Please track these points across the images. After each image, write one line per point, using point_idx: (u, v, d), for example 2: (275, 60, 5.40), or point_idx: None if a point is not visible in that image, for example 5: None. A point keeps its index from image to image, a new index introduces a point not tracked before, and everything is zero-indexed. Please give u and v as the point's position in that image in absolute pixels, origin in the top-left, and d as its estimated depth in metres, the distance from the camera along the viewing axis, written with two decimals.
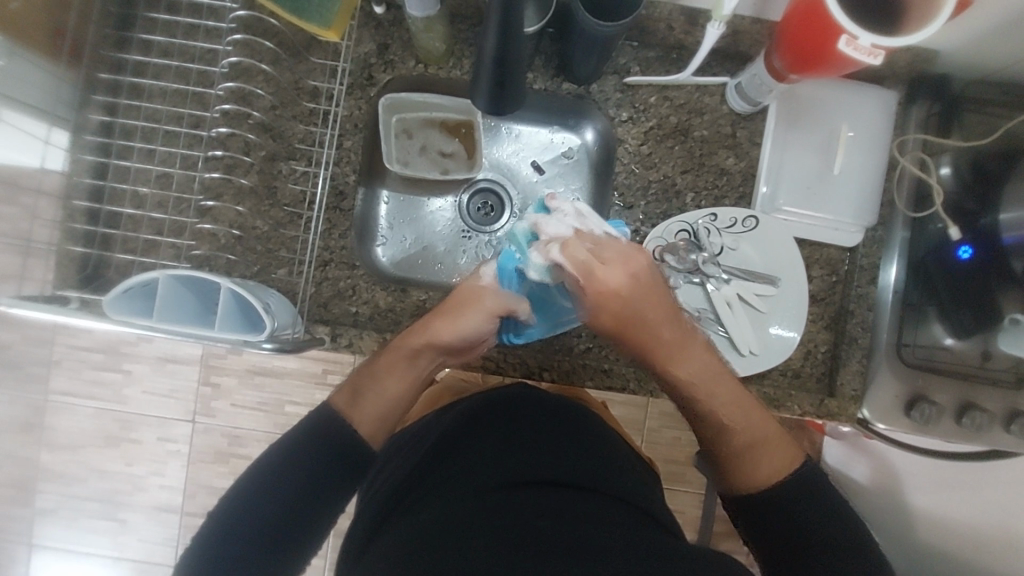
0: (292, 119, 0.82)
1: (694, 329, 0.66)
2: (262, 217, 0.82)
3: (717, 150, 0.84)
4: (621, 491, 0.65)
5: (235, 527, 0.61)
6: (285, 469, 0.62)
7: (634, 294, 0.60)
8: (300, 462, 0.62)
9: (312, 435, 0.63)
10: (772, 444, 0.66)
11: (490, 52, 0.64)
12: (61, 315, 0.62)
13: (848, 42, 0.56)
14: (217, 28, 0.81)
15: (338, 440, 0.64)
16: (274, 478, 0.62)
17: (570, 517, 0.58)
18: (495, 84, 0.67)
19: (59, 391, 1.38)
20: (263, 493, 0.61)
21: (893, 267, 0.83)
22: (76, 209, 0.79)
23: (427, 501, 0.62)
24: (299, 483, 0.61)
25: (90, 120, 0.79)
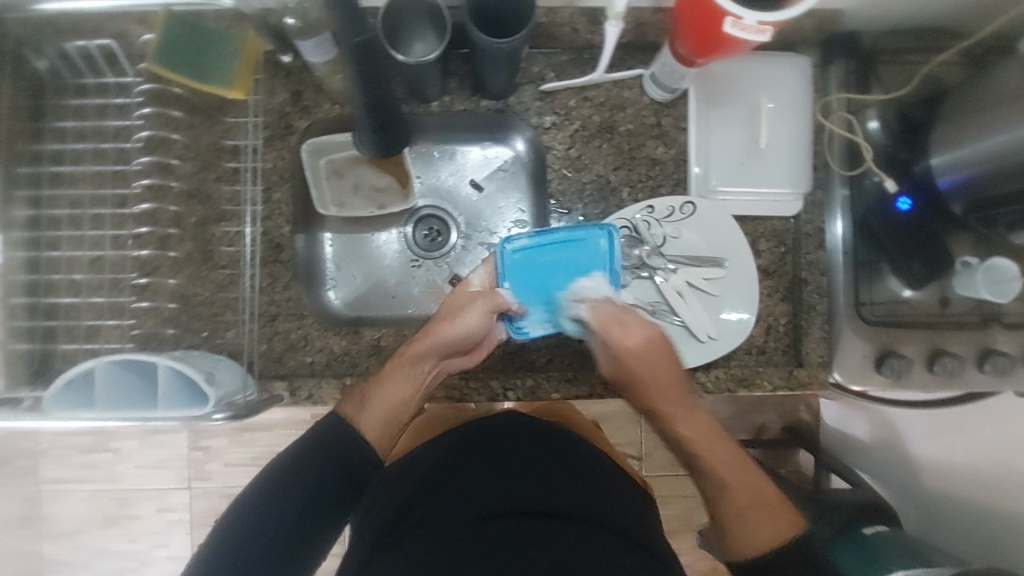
0: (217, 180, 0.82)
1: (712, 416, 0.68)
2: (201, 282, 0.82)
3: (645, 141, 0.84)
4: (614, 520, 0.62)
5: (236, 531, 0.60)
6: (299, 478, 0.61)
7: (642, 356, 0.66)
8: (311, 472, 0.62)
9: (327, 451, 0.63)
10: (774, 508, 0.64)
11: (365, 98, 0.64)
12: (2, 418, 0.61)
13: (733, 23, 0.56)
14: (127, 103, 0.81)
15: (347, 447, 0.64)
16: (280, 488, 0.61)
17: (548, 552, 0.56)
18: (377, 128, 0.69)
19: (51, 478, 1.36)
20: (271, 501, 0.61)
21: (838, 223, 0.83)
22: (15, 305, 0.78)
23: (423, 528, 0.60)
24: (304, 494, 0.61)
25: (15, 216, 0.78)
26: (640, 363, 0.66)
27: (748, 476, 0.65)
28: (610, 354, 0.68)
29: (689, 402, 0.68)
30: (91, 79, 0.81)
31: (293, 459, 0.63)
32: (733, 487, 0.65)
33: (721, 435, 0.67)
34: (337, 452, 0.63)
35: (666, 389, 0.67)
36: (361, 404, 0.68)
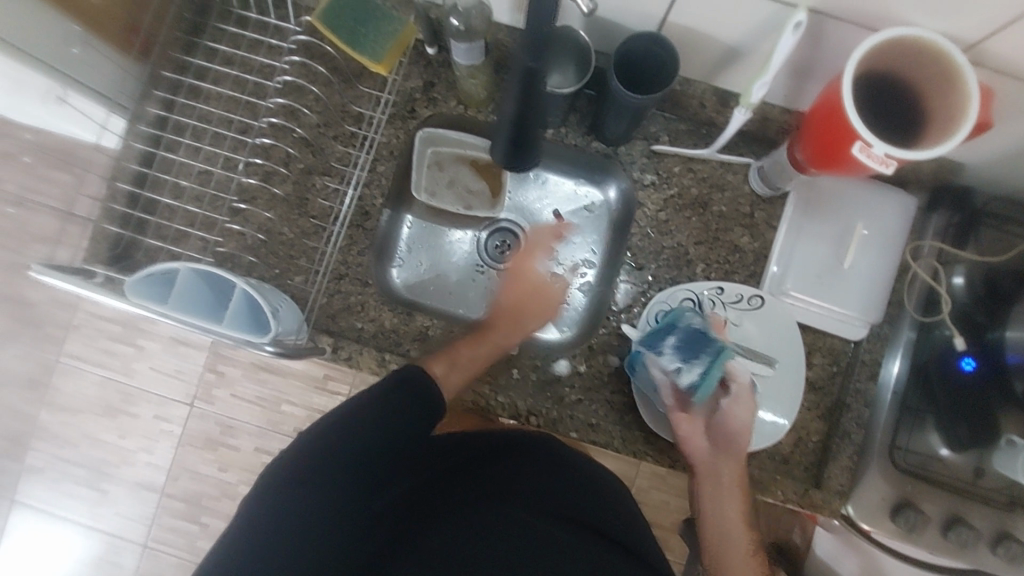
0: (334, 138, 0.87)
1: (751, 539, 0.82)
2: (289, 224, 0.86)
3: (733, 227, 0.86)
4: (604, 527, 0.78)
5: (293, 485, 0.63)
6: (348, 436, 0.67)
7: (711, 461, 0.79)
8: (362, 436, 0.67)
9: (376, 418, 0.67)
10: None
11: (512, 114, 0.69)
12: (88, 290, 0.67)
13: (862, 148, 0.57)
14: (279, 45, 0.86)
15: (370, 425, 0.67)
16: (334, 445, 0.66)
17: (577, 558, 0.72)
18: (513, 144, 0.75)
19: (70, 353, 1.42)
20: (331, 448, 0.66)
21: (896, 363, 0.83)
22: (119, 191, 0.83)
23: (445, 522, 0.71)
24: (357, 446, 0.67)
25: (147, 112, 0.84)
26: (722, 462, 0.79)
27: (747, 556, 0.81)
28: (726, 441, 0.79)
29: (731, 492, 0.79)
30: (254, 15, 0.86)
31: (350, 411, 0.68)
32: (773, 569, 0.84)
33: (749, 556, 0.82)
34: (383, 412, 0.68)
35: (725, 480, 0.79)
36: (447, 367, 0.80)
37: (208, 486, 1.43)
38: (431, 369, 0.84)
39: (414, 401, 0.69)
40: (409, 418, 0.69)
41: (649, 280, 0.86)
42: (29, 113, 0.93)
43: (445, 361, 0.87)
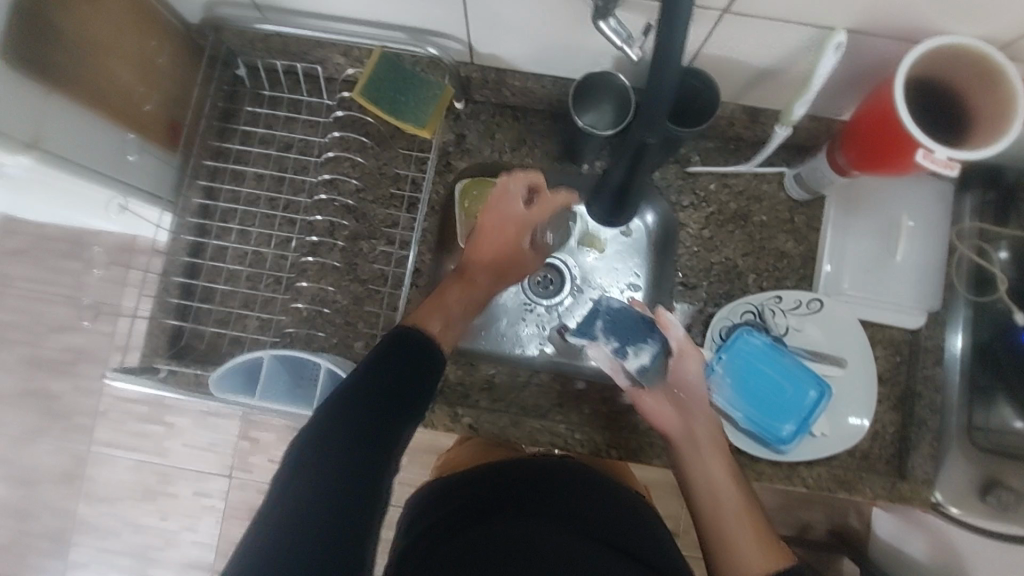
0: (376, 202, 0.88)
1: (718, 508, 0.64)
2: (343, 291, 0.86)
3: (777, 234, 0.88)
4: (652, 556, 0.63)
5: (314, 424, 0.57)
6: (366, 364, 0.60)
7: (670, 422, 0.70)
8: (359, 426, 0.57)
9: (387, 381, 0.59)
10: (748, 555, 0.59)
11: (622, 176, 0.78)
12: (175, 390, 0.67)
13: (924, 155, 0.59)
14: (313, 120, 0.89)
15: (378, 405, 0.58)
16: (324, 438, 0.56)
17: None
18: (614, 200, 0.84)
19: (103, 441, 1.40)
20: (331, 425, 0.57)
21: (959, 334, 0.85)
22: (172, 284, 0.84)
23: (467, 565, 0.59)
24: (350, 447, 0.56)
25: (191, 202, 0.85)
26: (695, 413, 0.71)
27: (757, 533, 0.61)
28: (678, 398, 0.72)
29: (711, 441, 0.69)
30: (286, 95, 0.89)
31: (350, 380, 0.59)
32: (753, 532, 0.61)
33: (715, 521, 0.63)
34: (376, 401, 0.58)
35: (702, 444, 0.68)
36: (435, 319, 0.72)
37: None
38: (505, 417, 0.83)
39: (429, 354, 0.63)
40: (405, 416, 0.60)
41: (704, 298, 0.87)
42: (63, 220, 0.94)
43: (515, 406, 0.87)
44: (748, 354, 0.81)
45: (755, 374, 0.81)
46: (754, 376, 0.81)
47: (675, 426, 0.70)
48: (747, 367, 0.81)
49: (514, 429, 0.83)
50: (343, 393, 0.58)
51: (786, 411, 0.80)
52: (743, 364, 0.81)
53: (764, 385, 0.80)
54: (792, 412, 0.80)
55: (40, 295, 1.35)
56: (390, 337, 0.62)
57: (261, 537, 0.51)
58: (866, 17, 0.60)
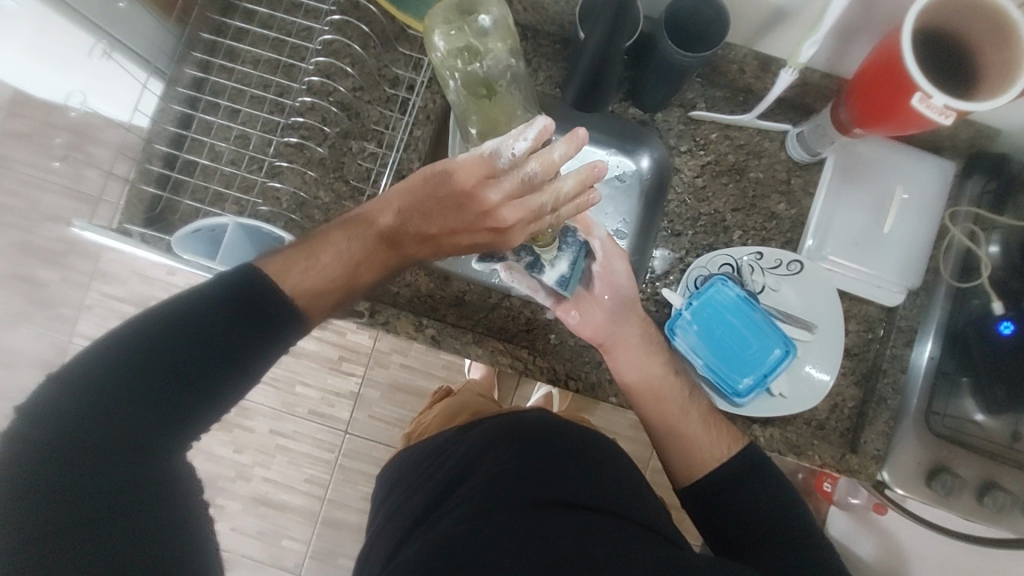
0: (371, 102, 0.86)
1: (684, 408, 0.75)
2: (326, 185, 0.85)
3: (770, 194, 0.86)
4: (619, 506, 0.65)
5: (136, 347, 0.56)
6: (198, 300, 0.58)
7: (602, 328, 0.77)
8: (173, 357, 0.56)
9: (210, 316, 0.57)
10: (700, 441, 0.73)
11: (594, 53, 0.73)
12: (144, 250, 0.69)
13: (921, 99, 0.58)
14: (317, 9, 0.86)
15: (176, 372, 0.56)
16: (142, 361, 0.55)
17: (592, 541, 0.59)
18: (589, 79, 0.77)
19: (84, 333, 1.41)
20: (147, 353, 0.56)
21: (928, 343, 0.84)
22: (155, 152, 0.83)
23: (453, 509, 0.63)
24: (165, 374, 0.56)
25: (184, 74, 0.84)
26: (625, 329, 0.77)
27: (707, 422, 0.74)
28: (611, 309, 0.77)
29: (648, 346, 0.77)
30: None
31: (174, 315, 0.57)
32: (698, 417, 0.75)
33: (670, 410, 0.75)
34: (195, 348, 0.57)
35: (640, 353, 0.76)
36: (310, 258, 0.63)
37: (224, 469, 1.42)
38: (470, 334, 0.83)
39: (256, 312, 0.59)
40: (230, 372, 0.59)
41: (687, 246, 0.86)
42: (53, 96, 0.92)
43: (481, 326, 0.86)
44: (713, 303, 0.80)
45: (719, 324, 0.80)
46: (717, 325, 0.80)
47: (604, 333, 0.77)
48: (712, 317, 0.80)
49: (477, 346, 0.83)
50: (117, 354, 0.55)
51: (744, 365, 0.79)
52: (707, 313, 0.80)
53: (726, 336, 0.80)
54: (754, 365, 0.79)
55: None
56: (215, 282, 0.58)
57: (35, 460, 0.51)
58: None
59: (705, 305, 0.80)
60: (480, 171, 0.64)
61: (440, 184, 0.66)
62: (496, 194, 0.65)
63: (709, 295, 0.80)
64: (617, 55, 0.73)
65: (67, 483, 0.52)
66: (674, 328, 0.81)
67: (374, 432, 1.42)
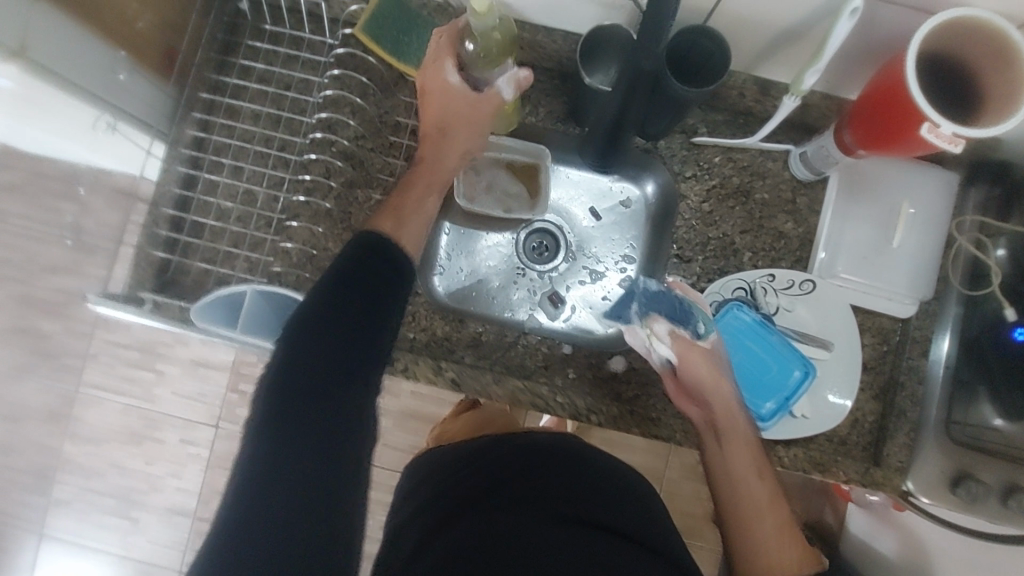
0: (375, 150, 0.87)
1: (760, 496, 0.64)
2: (335, 238, 0.84)
3: (776, 214, 0.87)
4: (649, 538, 0.63)
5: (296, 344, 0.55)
6: (335, 294, 0.57)
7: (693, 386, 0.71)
8: (323, 345, 0.55)
9: (347, 308, 0.57)
10: (771, 542, 0.62)
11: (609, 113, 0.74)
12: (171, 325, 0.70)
13: (929, 129, 0.59)
14: (315, 60, 0.86)
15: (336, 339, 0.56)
16: (291, 355, 0.55)
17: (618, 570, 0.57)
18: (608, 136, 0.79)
19: (92, 384, 1.39)
20: (303, 343, 0.55)
21: (945, 342, 0.85)
22: (162, 216, 0.83)
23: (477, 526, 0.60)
24: (320, 364, 0.55)
25: (185, 135, 0.84)
26: (716, 398, 0.70)
27: (780, 524, 0.63)
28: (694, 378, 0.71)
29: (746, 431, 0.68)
30: (288, 32, 0.86)
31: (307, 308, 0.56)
32: (769, 515, 0.63)
33: (755, 502, 0.64)
34: (340, 332, 0.56)
35: (726, 429, 0.68)
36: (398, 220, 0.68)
37: None
38: (489, 374, 0.83)
39: (381, 292, 0.59)
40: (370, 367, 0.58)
41: (698, 272, 0.87)
42: (58, 152, 0.91)
43: (499, 365, 0.86)
44: (732, 328, 0.81)
45: (738, 349, 0.81)
46: (738, 350, 0.81)
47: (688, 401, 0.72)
48: (732, 343, 0.81)
49: (496, 386, 0.83)
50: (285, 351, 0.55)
51: (763, 389, 0.80)
52: (727, 339, 0.81)
53: (746, 360, 0.81)
54: (774, 388, 0.80)
55: None
56: (347, 256, 0.59)
57: (251, 462, 0.52)
58: None
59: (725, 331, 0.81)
60: (438, 79, 0.75)
61: (432, 89, 0.75)
62: (460, 88, 0.74)
63: (727, 322, 0.81)
64: (632, 114, 0.73)
65: (252, 486, 0.51)
66: None
67: (391, 461, 1.42)
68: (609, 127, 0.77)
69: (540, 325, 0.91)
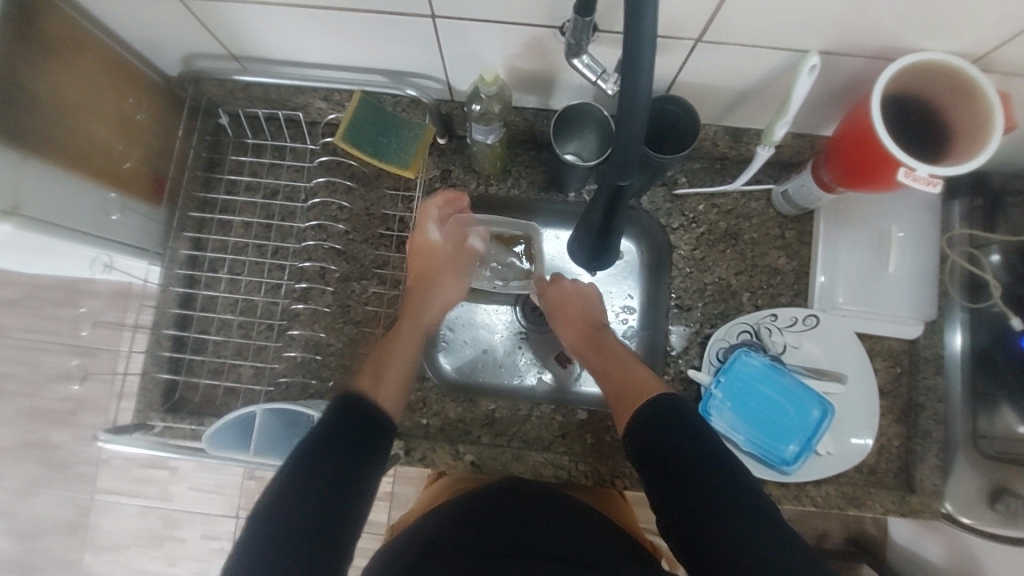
0: (365, 243, 0.87)
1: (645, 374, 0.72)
2: (336, 336, 0.85)
3: (769, 251, 0.88)
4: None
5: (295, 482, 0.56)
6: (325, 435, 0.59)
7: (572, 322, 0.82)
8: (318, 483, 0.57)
9: (334, 446, 0.59)
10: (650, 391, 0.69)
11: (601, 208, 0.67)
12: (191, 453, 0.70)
13: (906, 173, 0.59)
14: (298, 165, 0.88)
15: (332, 488, 0.57)
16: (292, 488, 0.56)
17: None
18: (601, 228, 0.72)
19: (106, 489, 1.32)
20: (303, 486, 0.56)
21: (958, 333, 0.84)
22: (164, 337, 0.83)
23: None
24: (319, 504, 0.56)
25: (179, 254, 0.85)
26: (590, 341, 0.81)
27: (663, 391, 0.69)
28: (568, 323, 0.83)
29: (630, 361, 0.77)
30: (269, 142, 0.89)
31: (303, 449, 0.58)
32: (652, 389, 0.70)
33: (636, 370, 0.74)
34: (326, 488, 0.57)
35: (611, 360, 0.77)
36: (376, 378, 0.70)
37: None
38: (508, 452, 0.82)
39: (375, 437, 0.61)
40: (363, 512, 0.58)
41: (700, 319, 0.87)
42: (56, 273, 0.92)
43: (516, 439, 0.86)
44: (740, 375, 0.81)
45: (753, 395, 0.80)
46: (750, 395, 0.80)
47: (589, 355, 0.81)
48: (746, 389, 0.80)
49: (517, 463, 0.82)
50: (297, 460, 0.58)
51: (783, 432, 0.79)
52: (740, 386, 0.81)
53: (762, 405, 0.80)
54: (793, 430, 0.79)
55: (21, 343, 1.29)
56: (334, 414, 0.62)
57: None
58: (845, 38, 0.60)
59: (736, 377, 0.81)
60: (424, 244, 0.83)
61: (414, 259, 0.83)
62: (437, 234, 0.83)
63: (735, 368, 0.81)
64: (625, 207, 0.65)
65: None
66: (709, 409, 0.81)
67: None
68: (607, 208, 0.66)
69: (552, 390, 0.91)
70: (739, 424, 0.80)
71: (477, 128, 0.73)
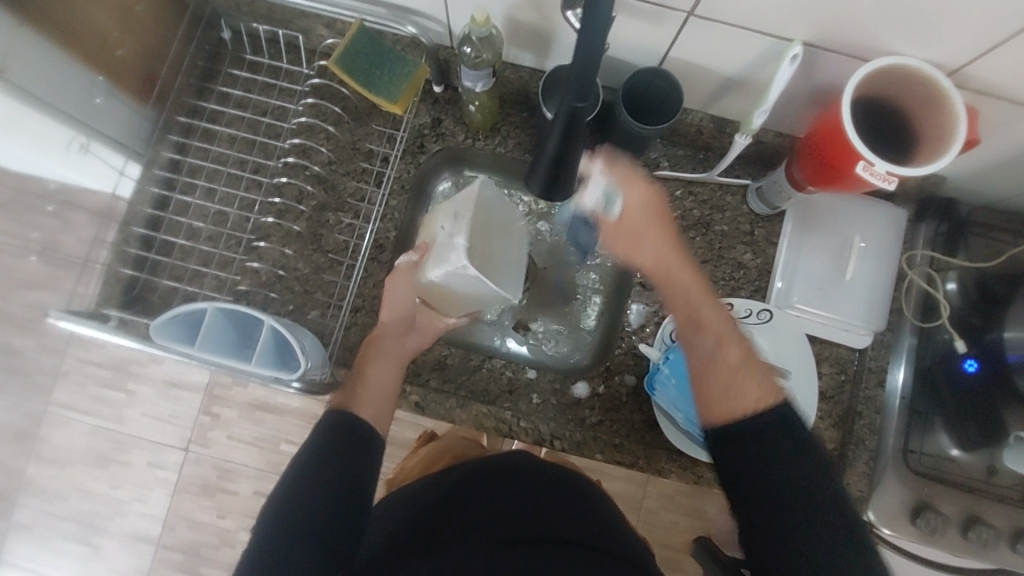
0: (346, 175, 0.88)
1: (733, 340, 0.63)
2: (304, 260, 0.86)
3: (735, 245, 0.90)
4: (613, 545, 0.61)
5: (303, 485, 0.59)
6: (320, 458, 0.61)
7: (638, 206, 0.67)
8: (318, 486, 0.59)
9: (327, 457, 0.61)
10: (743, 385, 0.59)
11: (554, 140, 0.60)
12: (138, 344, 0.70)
13: (864, 167, 0.62)
14: (291, 88, 0.89)
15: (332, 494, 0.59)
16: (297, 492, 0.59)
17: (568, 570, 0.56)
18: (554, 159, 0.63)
19: (58, 404, 1.28)
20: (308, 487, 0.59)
21: (900, 372, 0.86)
22: (133, 235, 0.84)
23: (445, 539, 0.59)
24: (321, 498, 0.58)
25: (161, 156, 0.86)
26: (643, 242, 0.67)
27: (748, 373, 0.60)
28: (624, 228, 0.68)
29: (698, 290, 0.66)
30: (266, 60, 0.89)
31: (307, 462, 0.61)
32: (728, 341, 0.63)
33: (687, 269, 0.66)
34: (325, 514, 0.58)
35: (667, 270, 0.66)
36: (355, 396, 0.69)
37: (206, 536, 1.29)
38: (452, 399, 0.84)
39: (364, 446, 0.63)
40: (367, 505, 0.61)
41: (660, 300, 0.89)
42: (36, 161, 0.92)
43: (462, 388, 0.87)
44: (685, 355, 0.82)
45: (695, 374, 0.81)
46: (692, 372, 0.81)
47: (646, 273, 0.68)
48: (687, 367, 0.81)
49: (461, 411, 0.84)
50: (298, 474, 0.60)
51: None
52: (685, 362, 0.81)
53: None
54: None
55: None
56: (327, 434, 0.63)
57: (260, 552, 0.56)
58: (826, 32, 0.62)
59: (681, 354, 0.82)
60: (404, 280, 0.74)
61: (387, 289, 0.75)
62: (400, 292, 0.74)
63: (678, 345, 0.82)
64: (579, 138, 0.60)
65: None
66: (654, 383, 0.82)
67: None
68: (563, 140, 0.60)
69: None
70: (679, 404, 0.81)
71: (466, 72, 0.73)
